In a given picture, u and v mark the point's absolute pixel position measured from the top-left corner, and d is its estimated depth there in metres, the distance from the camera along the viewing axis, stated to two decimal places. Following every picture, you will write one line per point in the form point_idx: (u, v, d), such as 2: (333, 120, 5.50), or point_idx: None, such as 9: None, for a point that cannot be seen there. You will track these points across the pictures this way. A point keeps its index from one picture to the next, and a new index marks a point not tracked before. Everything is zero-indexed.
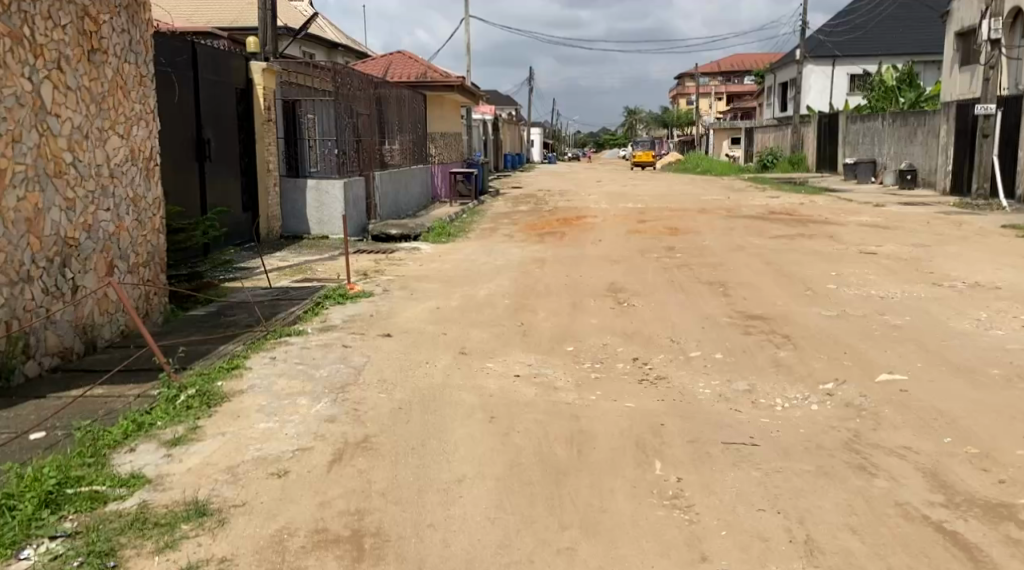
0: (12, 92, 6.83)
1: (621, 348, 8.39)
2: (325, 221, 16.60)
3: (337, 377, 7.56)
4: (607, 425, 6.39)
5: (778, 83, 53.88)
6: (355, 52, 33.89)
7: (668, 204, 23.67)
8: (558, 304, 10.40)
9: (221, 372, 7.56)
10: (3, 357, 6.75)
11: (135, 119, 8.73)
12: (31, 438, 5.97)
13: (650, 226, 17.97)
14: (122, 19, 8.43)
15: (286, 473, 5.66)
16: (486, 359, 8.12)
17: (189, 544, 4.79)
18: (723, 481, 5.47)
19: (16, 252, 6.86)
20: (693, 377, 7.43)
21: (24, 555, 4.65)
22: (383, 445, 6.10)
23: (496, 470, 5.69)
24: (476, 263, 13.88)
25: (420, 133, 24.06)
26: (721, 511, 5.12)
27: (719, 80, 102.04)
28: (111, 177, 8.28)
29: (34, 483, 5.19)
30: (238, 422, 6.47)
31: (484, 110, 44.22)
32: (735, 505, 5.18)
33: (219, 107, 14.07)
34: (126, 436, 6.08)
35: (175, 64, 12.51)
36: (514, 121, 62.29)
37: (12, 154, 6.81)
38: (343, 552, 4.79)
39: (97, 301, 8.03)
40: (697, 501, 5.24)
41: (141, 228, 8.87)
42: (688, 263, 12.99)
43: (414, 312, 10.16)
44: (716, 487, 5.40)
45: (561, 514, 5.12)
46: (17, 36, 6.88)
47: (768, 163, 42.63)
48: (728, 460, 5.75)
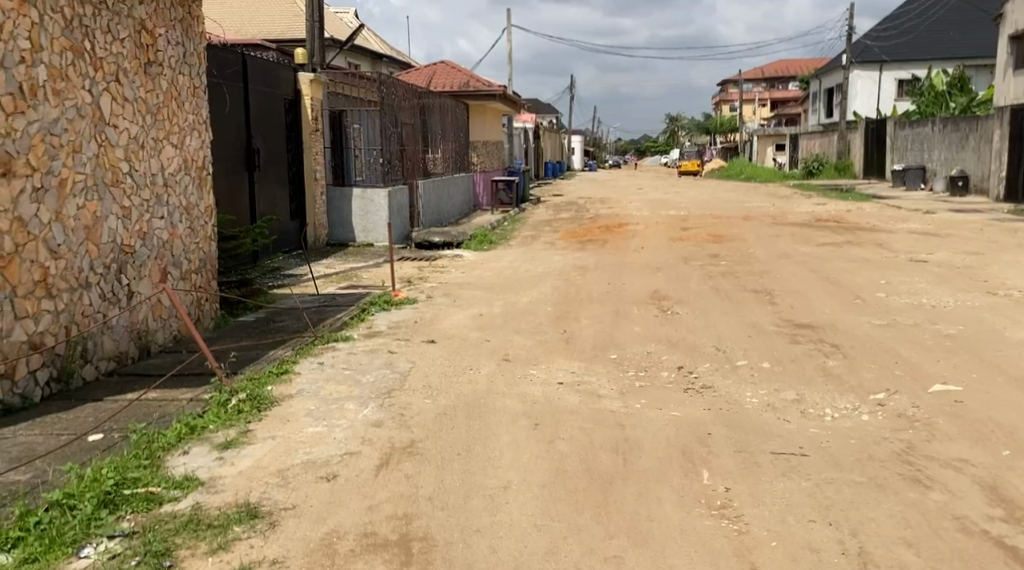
0: (73, 104, 7.01)
1: (665, 356, 8.37)
2: (370, 229, 16.81)
3: (382, 382, 7.64)
4: (652, 433, 6.39)
5: (823, 89, 53.39)
6: (398, 63, 34.32)
7: (712, 211, 23.54)
8: (601, 311, 10.41)
9: (272, 376, 7.68)
10: (62, 361, 6.91)
11: (189, 130, 8.90)
12: (89, 439, 6.10)
13: (694, 233, 17.90)
14: (176, 33, 8.61)
15: (334, 476, 5.74)
16: (529, 366, 8.16)
17: (242, 546, 4.87)
18: (773, 492, 5.43)
19: (75, 260, 7.03)
20: (739, 386, 7.39)
21: (83, 554, 4.74)
22: (429, 449, 6.15)
23: (541, 477, 5.71)
24: (519, 271, 13.94)
25: (462, 141, 24.18)
26: (770, 521, 5.09)
27: (763, 87, 101.25)
28: (165, 186, 8.44)
29: (94, 484, 5.31)
30: (287, 427, 6.57)
31: (527, 118, 44.44)
32: (785, 516, 5.14)
33: (268, 117, 14.30)
34: (179, 439, 6.20)
35: (226, 76, 12.72)
36: (554, 130, 62.50)
37: (72, 164, 6.99)
38: (391, 556, 4.84)
39: (151, 307, 8.20)
40: (747, 511, 5.22)
41: (194, 236, 9.03)
42: (732, 271, 12.93)
43: (457, 319, 10.22)
44: (766, 498, 5.36)
45: (609, 522, 5.13)
46: (78, 50, 7.06)
47: (814, 170, 42.20)
48: (777, 470, 5.72)
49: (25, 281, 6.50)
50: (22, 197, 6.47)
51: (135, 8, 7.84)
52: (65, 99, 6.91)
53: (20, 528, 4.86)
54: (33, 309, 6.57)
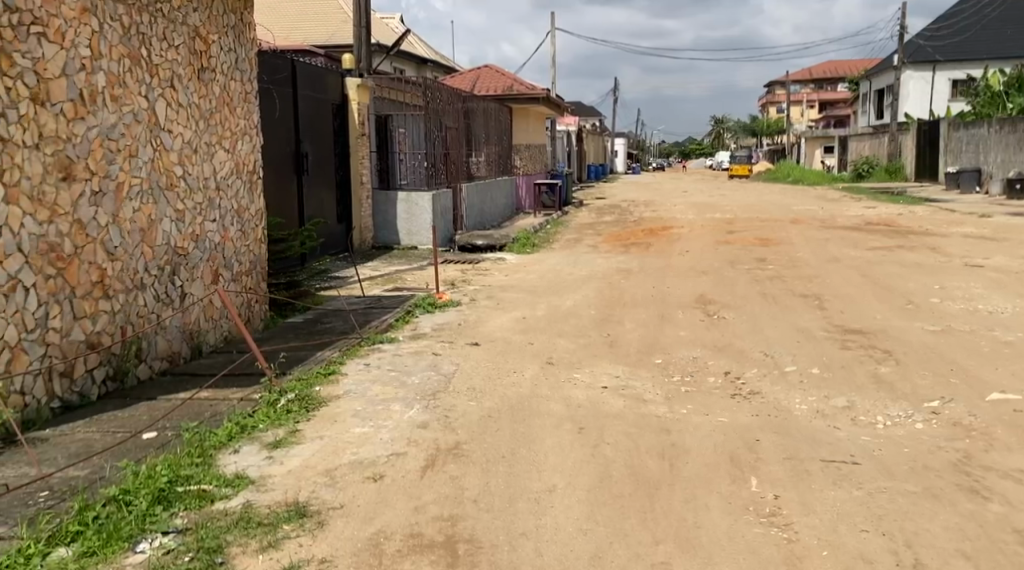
0: (131, 109, 7.16)
1: (711, 361, 8.32)
2: (414, 232, 16.93)
3: (427, 384, 7.70)
4: (699, 439, 6.36)
5: (873, 90, 52.63)
6: (443, 67, 34.55)
7: (759, 215, 23.36)
8: (646, 315, 10.38)
9: (319, 377, 7.77)
10: (117, 360, 7.05)
11: (241, 134, 9.04)
12: (143, 437, 6.21)
13: (741, 237, 17.77)
14: (229, 39, 8.75)
15: (381, 477, 5.79)
16: (572, 369, 8.17)
17: (292, 545, 4.93)
18: (823, 500, 5.38)
19: (131, 261, 7.19)
20: (788, 392, 7.32)
21: (139, 548, 4.82)
22: (474, 452, 6.18)
23: (587, 481, 5.71)
24: (563, 274, 13.95)
25: (505, 144, 24.26)
26: (821, 530, 5.04)
27: (811, 88, 100.08)
28: (217, 189, 8.58)
29: (149, 481, 5.41)
30: (336, 426, 6.65)
31: (570, 121, 44.45)
32: (837, 525, 5.09)
33: (317, 122, 14.49)
34: (230, 438, 6.29)
35: (276, 81, 12.91)
36: (598, 133, 62.41)
37: (129, 168, 7.14)
38: (437, 557, 4.87)
39: (204, 308, 8.35)
40: (796, 519, 5.17)
41: (245, 239, 9.18)
42: (780, 275, 12.81)
43: (501, 322, 10.25)
44: (816, 506, 5.31)
45: (655, 528, 5.12)
46: (135, 57, 7.21)
47: (863, 172, 41.57)
48: (828, 478, 5.66)
49: (84, 281, 6.65)
50: (81, 200, 6.62)
51: (189, 16, 7.99)
52: (122, 105, 7.06)
53: (79, 522, 4.95)
54: (91, 310, 6.73)
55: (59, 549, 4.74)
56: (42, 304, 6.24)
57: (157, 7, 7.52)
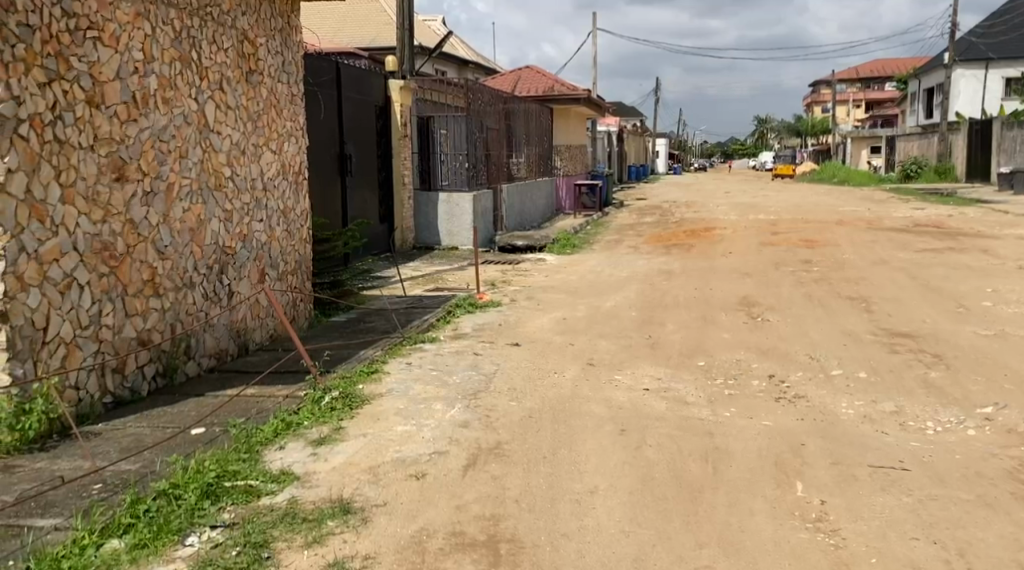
0: (181, 111, 7.29)
1: (755, 364, 8.26)
2: (455, 233, 17.00)
3: (468, 383, 7.74)
4: (744, 443, 6.31)
5: (922, 89, 51.84)
6: (485, 69, 34.67)
7: (805, 216, 23.14)
8: (688, 317, 10.34)
9: (363, 375, 7.84)
10: (167, 357, 7.18)
11: (287, 136, 9.15)
12: (192, 432, 6.30)
13: (785, 238, 17.62)
14: (277, 42, 8.86)
15: (424, 475, 5.84)
16: (614, 371, 8.16)
17: (336, 540, 4.98)
18: (871, 506, 5.32)
19: (181, 260, 7.31)
20: (834, 396, 7.25)
21: (188, 542, 4.90)
22: (515, 452, 6.20)
23: (629, 483, 5.70)
24: (603, 275, 13.94)
25: (546, 145, 24.31)
26: (870, 537, 5.00)
27: (858, 86, 98.88)
28: (264, 190, 8.70)
29: (197, 475, 5.49)
30: (379, 424, 6.71)
31: (612, 121, 44.85)
32: (886, 532, 5.04)
33: (360, 123, 14.61)
34: (276, 435, 6.37)
35: (321, 84, 13.05)
36: (638, 133, 62.23)
37: (179, 169, 7.26)
38: (479, 556, 4.89)
39: (250, 306, 8.46)
40: (843, 525, 5.12)
41: (291, 239, 9.29)
42: (827, 277, 12.67)
43: (543, 323, 10.25)
44: (863, 512, 5.26)
45: (699, 531, 5.10)
46: (185, 60, 7.33)
47: (911, 173, 40.95)
48: (876, 484, 5.60)
49: (135, 280, 6.77)
50: (133, 200, 6.74)
51: (238, 19, 8.11)
52: (173, 106, 7.19)
53: (130, 515, 5.04)
54: (142, 307, 6.86)
55: (112, 541, 4.84)
56: (96, 303, 6.37)
57: (207, 11, 7.64)
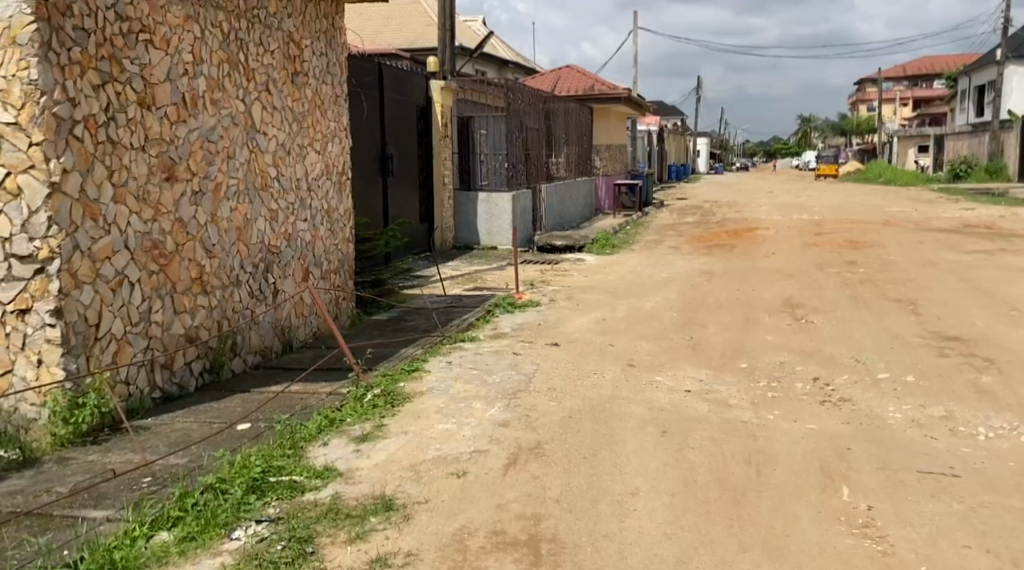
0: (228, 112, 7.39)
1: (799, 367, 8.19)
2: (495, 232, 17.04)
3: (509, 382, 7.76)
4: (787, 446, 6.27)
5: (973, 87, 50.94)
6: (525, 68, 34.71)
7: (850, 216, 22.88)
8: (730, 318, 10.27)
9: (404, 373, 7.91)
10: (214, 353, 7.29)
11: (331, 136, 9.23)
12: (239, 428, 6.40)
13: (830, 239, 17.44)
14: (321, 44, 8.95)
15: (465, 473, 5.87)
16: (654, 372, 8.13)
17: (378, 537, 5.02)
18: (920, 513, 5.26)
19: (227, 259, 7.42)
20: (881, 400, 7.17)
21: (234, 535, 4.97)
22: (555, 452, 6.21)
23: (670, 485, 5.68)
24: (643, 275, 13.90)
25: (586, 145, 24.30)
26: (919, 544, 4.94)
27: (905, 85, 97.43)
28: (309, 190, 8.80)
29: (243, 470, 5.57)
30: (420, 422, 6.75)
31: (651, 121, 44.65)
32: (936, 539, 4.98)
33: (402, 124, 14.70)
34: (320, 431, 6.44)
35: (364, 85, 13.16)
36: (679, 132, 61.93)
37: (226, 169, 7.37)
38: (520, 555, 4.89)
39: (295, 304, 8.56)
40: (892, 532, 5.06)
41: (334, 237, 9.37)
42: (872, 279, 12.52)
43: (583, 323, 10.25)
44: (912, 519, 5.20)
45: (742, 535, 5.07)
46: (233, 62, 7.44)
47: (960, 173, 40.23)
48: (925, 490, 5.54)
49: (183, 278, 6.89)
50: (182, 200, 6.86)
51: (284, 21, 8.20)
52: (221, 108, 7.30)
53: (179, 508, 5.13)
54: (190, 305, 6.98)
55: (161, 534, 4.92)
56: (145, 300, 6.49)
57: (255, 13, 7.74)
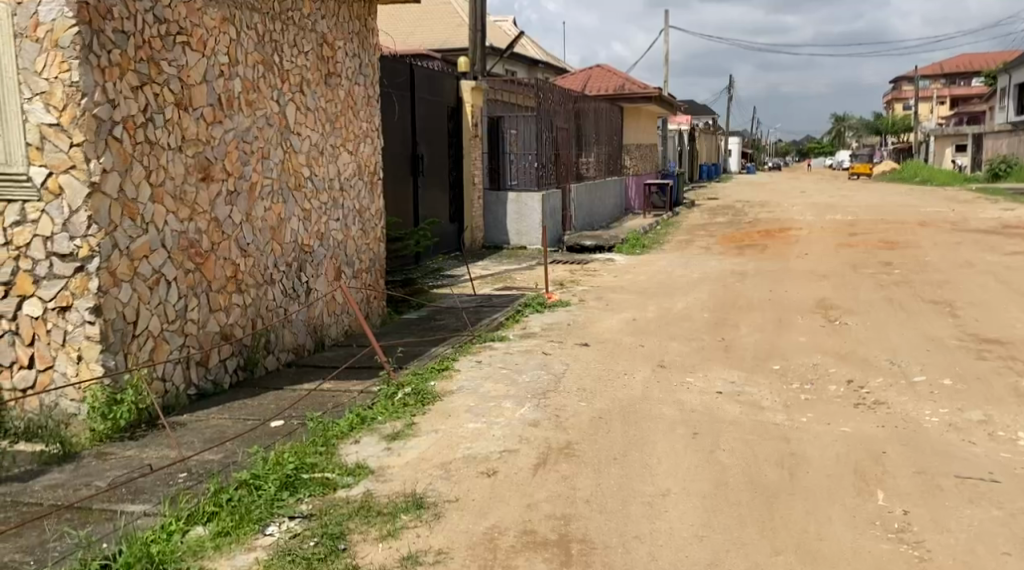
0: (263, 113, 7.48)
1: (833, 369, 8.13)
2: (524, 232, 17.06)
3: (539, 382, 7.78)
4: (821, 449, 6.24)
5: (1012, 85, 50.19)
6: (556, 69, 34.74)
7: (886, 216, 22.66)
8: (762, 319, 10.22)
9: (434, 372, 7.95)
10: (248, 351, 7.37)
11: (363, 136, 9.29)
12: (272, 425, 6.47)
13: (865, 239, 17.28)
14: (354, 45, 9.01)
15: (495, 472, 5.89)
16: (685, 373, 8.11)
17: (410, 535, 5.06)
18: (958, 519, 5.22)
19: (261, 257, 7.51)
20: (916, 403, 7.11)
21: (269, 531, 5.04)
22: (585, 452, 6.23)
23: (701, 487, 5.68)
24: (675, 275, 13.86)
25: (616, 145, 24.28)
26: (957, 550, 4.90)
27: (942, 83, 96.20)
28: (341, 190, 8.87)
29: (276, 467, 5.63)
30: (450, 421, 6.78)
31: (682, 120, 44.47)
32: (975, 546, 4.93)
33: (432, 124, 14.77)
34: (351, 429, 6.50)
35: (396, 85, 13.23)
36: (710, 132, 61.60)
37: (261, 169, 7.46)
38: (550, 555, 4.91)
39: (327, 302, 8.64)
40: (929, 537, 5.03)
41: (365, 237, 9.44)
42: (908, 280, 12.40)
43: (614, 323, 10.25)
44: (949, 524, 5.16)
45: (775, 538, 5.05)
46: (268, 63, 7.52)
47: (1000, 172, 39.65)
48: (963, 495, 5.49)
49: (218, 277, 6.98)
50: (218, 199, 6.96)
51: (318, 23, 8.28)
52: (256, 109, 7.39)
53: (214, 503, 5.20)
54: (225, 303, 7.07)
55: (197, 528, 5.00)
56: (182, 298, 6.59)
57: (289, 15, 7.82)
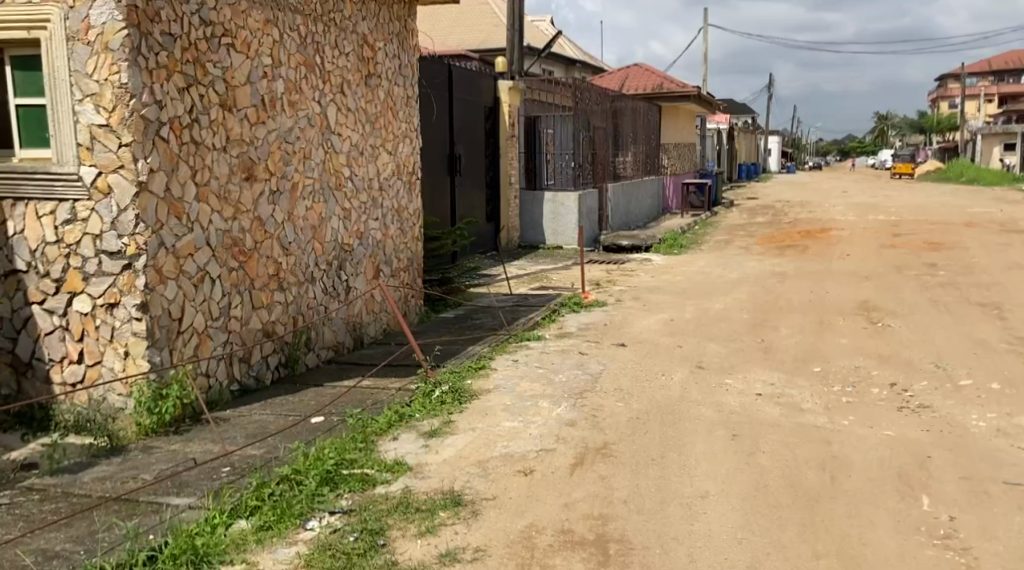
0: (305, 114, 7.57)
1: (875, 371, 8.07)
2: (561, 231, 17.09)
3: (576, 382, 7.80)
4: (863, 452, 6.20)
5: None
6: (594, 69, 34.69)
7: (930, 217, 22.37)
8: (803, 321, 10.15)
9: (471, 371, 7.99)
10: (289, 348, 7.47)
11: (402, 137, 9.36)
12: (313, 421, 6.55)
13: (909, 240, 17.08)
14: (394, 46, 9.08)
15: (531, 471, 5.92)
16: (724, 374, 8.09)
17: (448, 532, 5.11)
18: (1006, 526, 5.16)
19: (303, 256, 7.61)
20: (962, 407, 7.03)
21: (309, 526, 5.11)
22: (623, 452, 6.24)
23: (740, 489, 5.67)
24: (713, 276, 13.80)
25: (654, 144, 24.21)
26: (1005, 557, 4.85)
27: (988, 81, 94.63)
28: (381, 190, 8.95)
29: (317, 462, 5.71)
30: (487, 420, 6.83)
31: (721, 119, 44.15)
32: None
33: (470, 124, 14.83)
34: (390, 426, 6.57)
35: (434, 85, 13.31)
36: (750, 131, 61.19)
37: (302, 169, 7.55)
38: (588, 555, 4.94)
39: (366, 301, 8.72)
40: (975, 544, 4.98)
41: (403, 236, 9.51)
42: (954, 282, 12.24)
43: (651, 324, 10.24)
44: (997, 531, 5.11)
45: (816, 542, 5.03)
46: (310, 64, 7.61)
47: None
48: (1012, 502, 5.43)
49: (261, 275, 7.09)
50: (261, 199, 7.07)
51: (359, 24, 8.36)
52: (298, 110, 7.48)
53: (256, 497, 5.29)
54: (267, 300, 7.17)
55: (240, 522, 5.09)
56: (225, 295, 6.70)
57: (331, 16, 7.91)
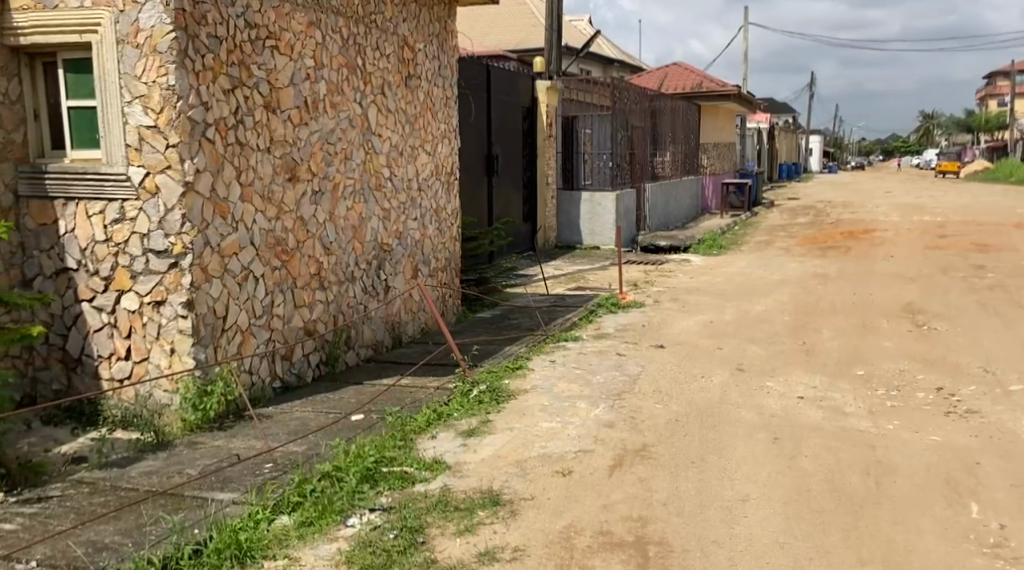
0: (346, 115, 7.64)
1: (920, 375, 7.97)
2: (598, 232, 17.08)
3: (614, 383, 7.80)
4: (908, 458, 6.13)
5: None
6: (632, 69, 34.57)
7: (975, 217, 22.04)
8: (845, 324, 10.04)
9: (508, 371, 8.01)
10: (329, 346, 7.54)
11: (440, 137, 9.41)
12: (353, 418, 6.61)
13: (955, 242, 16.83)
14: (433, 47, 9.13)
15: (570, 472, 5.93)
16: (765, 377, 8.03)
17: (487, 531, 5.14)
18: None
19: (343, 255, 7.68)
20: (1011, 413, 6.93)
21: (349, 522, 5.16)
22: (663, 455, 6.23)
23: (782, 493, 5.63)
24: (753, 277, 13.71)
25: (693, 144, 24.10)
26: None
27: None
28: (419, 190, 9.00)
29: (357, 459, 5.76)
30: (525, 420, 6.85)
31: (762, 118, 43.77)
32: None
33: (508, 124, 14.87)
34: (428, 424, 6.61)
35: (472, 85, 13.36)
36: (790, 131, 60.63)
37: (343, 169, 7.62)
38: (628, 556, 4.94)
39: (405, 300, 8.78)
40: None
41: (442, 236, 9.56)
42: (1001, 285, 12.05)
43: (691, 325, 10.20)
44: None
45: (861, 548, 4.98)
46: (351, 66, 7.68)
47: None
48: None
49: (303, 273, 7.17)
50: (303, 199, 7.14)
51: (399, 26, 8.41)
52: (340, 111, 7.55)
53: (298, 493, 5.35)
54: (308, 299, 7.25)
55: (281, 518, 5.16)
56: (268, 294, 6.78)
57: (372, 18, 7.97)
